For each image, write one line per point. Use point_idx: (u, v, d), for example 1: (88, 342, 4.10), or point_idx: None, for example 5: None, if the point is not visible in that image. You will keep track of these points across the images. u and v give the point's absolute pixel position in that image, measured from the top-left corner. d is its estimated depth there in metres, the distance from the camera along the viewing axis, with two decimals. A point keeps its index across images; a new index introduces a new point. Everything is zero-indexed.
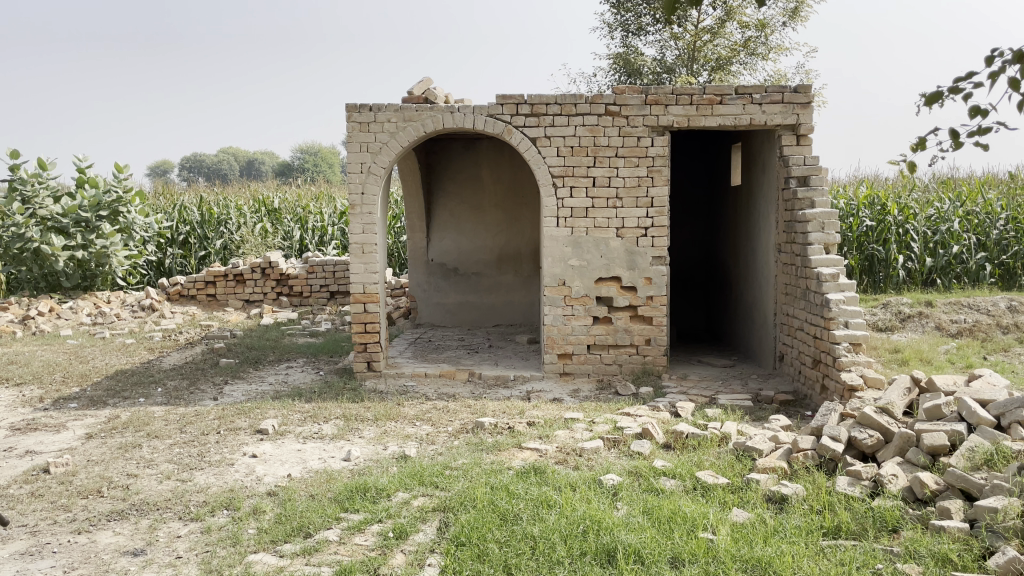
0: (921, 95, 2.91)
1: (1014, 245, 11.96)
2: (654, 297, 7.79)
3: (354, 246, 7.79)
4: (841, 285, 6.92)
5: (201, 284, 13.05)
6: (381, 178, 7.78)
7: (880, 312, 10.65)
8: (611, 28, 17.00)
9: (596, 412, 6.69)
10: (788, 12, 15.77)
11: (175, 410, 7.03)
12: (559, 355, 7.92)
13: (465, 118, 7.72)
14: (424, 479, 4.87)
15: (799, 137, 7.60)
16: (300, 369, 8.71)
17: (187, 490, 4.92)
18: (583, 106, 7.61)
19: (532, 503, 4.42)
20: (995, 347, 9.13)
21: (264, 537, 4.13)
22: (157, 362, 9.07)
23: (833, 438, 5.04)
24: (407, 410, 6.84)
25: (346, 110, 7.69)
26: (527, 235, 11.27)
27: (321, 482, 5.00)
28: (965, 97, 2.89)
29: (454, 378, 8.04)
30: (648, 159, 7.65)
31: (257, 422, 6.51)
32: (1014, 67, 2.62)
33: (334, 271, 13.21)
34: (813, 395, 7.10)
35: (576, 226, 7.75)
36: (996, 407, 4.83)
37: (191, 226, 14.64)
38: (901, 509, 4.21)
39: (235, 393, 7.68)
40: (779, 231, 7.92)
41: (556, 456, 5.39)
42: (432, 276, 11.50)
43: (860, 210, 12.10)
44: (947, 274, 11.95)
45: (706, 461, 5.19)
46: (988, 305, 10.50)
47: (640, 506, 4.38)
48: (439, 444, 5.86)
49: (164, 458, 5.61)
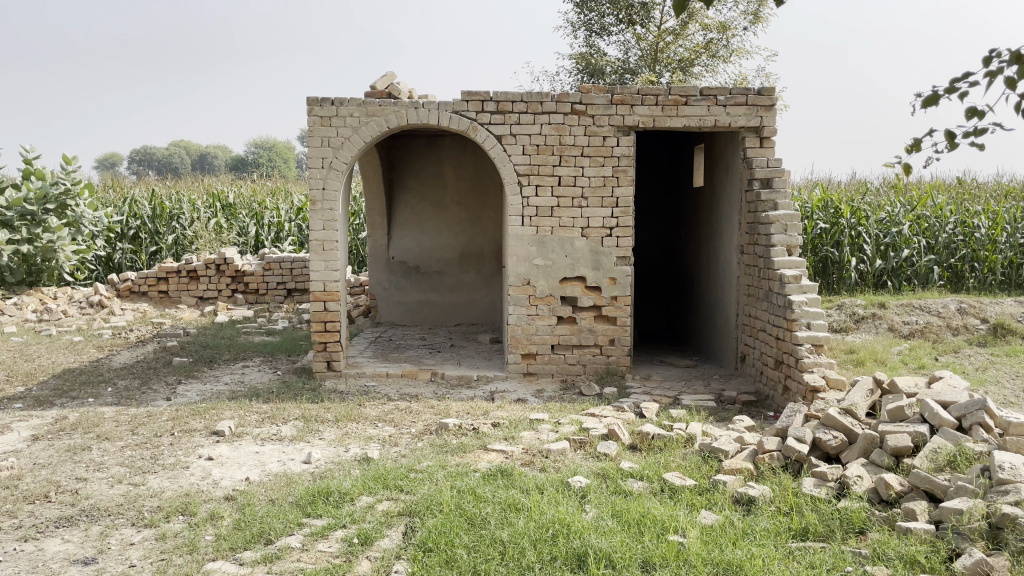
0: (917, 95, 2.84)
1: (962, 248, 12.19)
2: (618, 297, 7.76)
3: (314, 243, 7.63)
4: (804, 287, 6.97)
5: (153, 281, 12.72)
6: (342, 174, 7.62)
7: (835, 313, 10.82)
8: (574, 28, 16.98)
9: (560, 412, 6.65)
10: (748, 16, 15.95)
11: (126, 411, 6.79)
12: (523, 355, 7.86)
13: (430, 114, 7.62)
14: (389, 482, 4.76)
15: (762, 140, 7.63)
16: (257, 369, 8.50)
17: (140, 495, 4.73)
18: (549, 105, 7.55)
19: (500, 508, 4.34)
20: (945, 348, 9.33)
21: (223, 545, 3.98)
22: (107, 361, 8.78)
23: (798, 439, 5.05)
24: (368, 411, 6.70)
25: (307, 104, 7.51)
26: (490, 233, 11.20)
27: (282, 486, 4.86)
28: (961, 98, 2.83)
29: (416, 378, 7.92)
30: (613, 159, 7.63)
31: (212, 423, 6.32)
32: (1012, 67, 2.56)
33: (292, 268, 12.93)
34: (775, 396, 7.15)
35: (541, 225, 7.69)
36: (957, 409, 4.91)
37: (142, 221, 14.24)
38: (867, 510, 4.22)
39: (189, 393, 7.46)
40: (742, 233, 7.97)
41: (522, 458, 5.31)
42: (393, 274, 11.35)
43: (814, 213, 12.34)
44: (898, 277, 12.17)
45: (673, 463, 5.16)
46: (939, 306, 10.69)
47: (609, 509, 4.33)
48: (402, 446, 5.76)
49: (116, 461, 5.40)
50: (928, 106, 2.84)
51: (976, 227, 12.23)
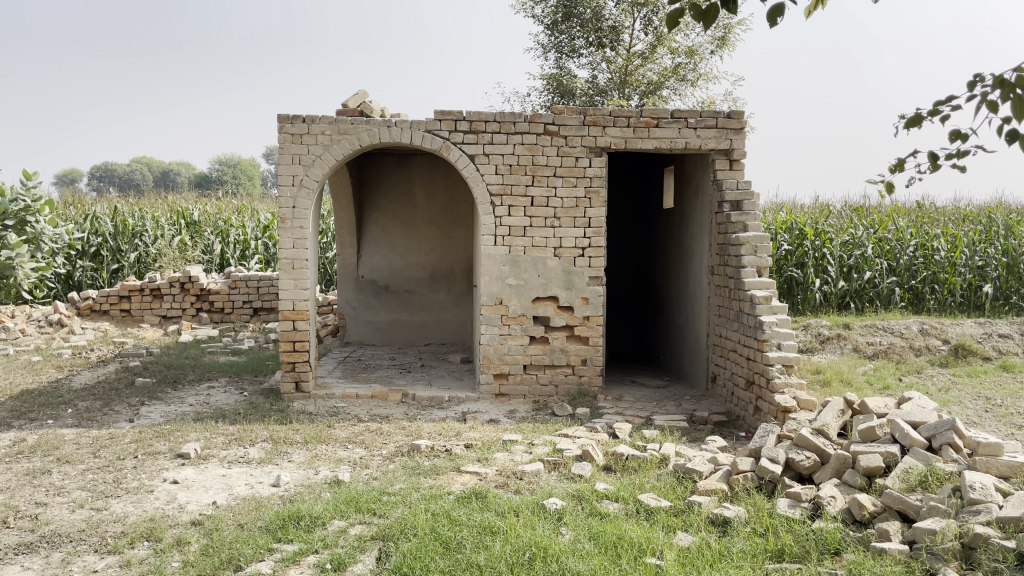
0: (901, 119, 3.01)
1: (923, 270, 12.42)
2: (590, 318, 7.77)
3: (284, 262, 7.53)
4: (774, 307, 7.04)
5: (115, 299, 12.45)
6: (313, 192, 7.55)
7: (801, 333, 10.93)
8: (545, 49, 17.09)
9: (534, 433, 6.60)
10: (716, 41, 16.21)
11: (87, 433, 6.59)
12: (495, 375, 7.81)
13: (403, 133, 7.59)
14: (361, 505, 4.67)
15: (732, 162, 7.72)
16: (222, 390, 8.32)
17: (103, 521, 4.58)
18: (522, 125, 7.57)
19: (475, 531, 4.28)
20: (908, 368, 9.47)
21: (190, 572, 3.87)
22: (67, 381, 8.54)
23: (771, 460, 5.06)
24: (338, 433, 6.59)
25: (278, 121, 7.44)
26: (461, 252, 11.18)
27: (250, 510, 4.74)
28: (945, 121, 2.96)
29: (386, 400, 7.83)
30: (585, 180, 7.66)
31: (178, 446, 6.17)
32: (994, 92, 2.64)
33: (258, 286, 12.75)
34: (745, 416, 7.20)
35: (514, 245, 7.69)
36: (927, 429, 4.96)
37: (104, 238, 13.94)
38: (842, 531, 4.23)
39: (153, 415, 7.27)
40: (712, 254, 8.05)
41: (496, 480, 5.25)
42: (362, 293, 11.24)
43: (779, 234, 12.53)
44: (860, 298, 12.36)
45: (647, 484, 5.14)
46: (901, 327, 10.84)
47: (585, 531, 4.30)
48: (374, 468, 5.67)
49: (77, 485, 5.23)
50: (911, 128, 3.01)
51: (936, 249, 12.45)
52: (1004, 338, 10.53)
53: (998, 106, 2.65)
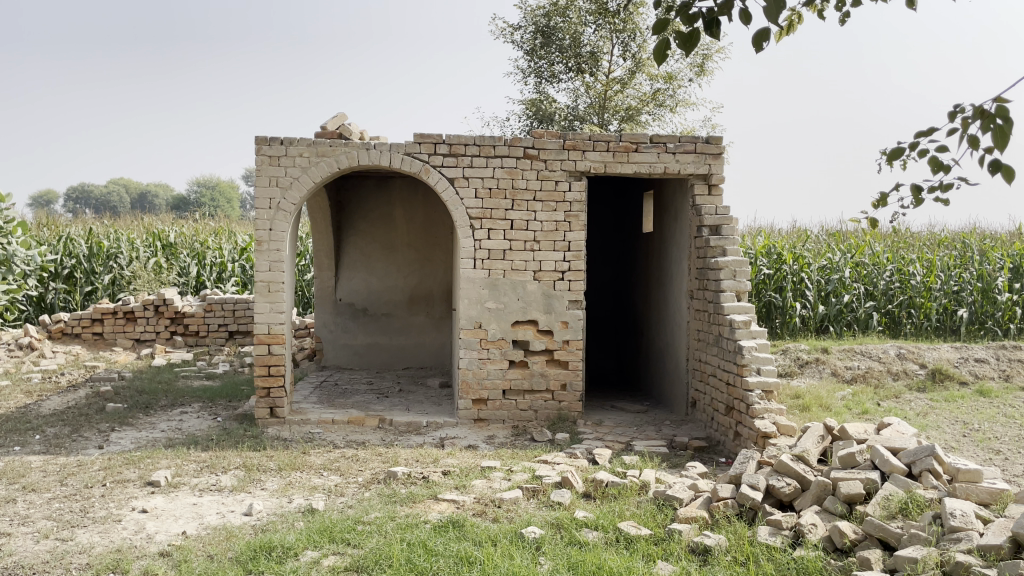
0: (883, 152, 3.03)
1: (899, 295, 12.50)
2: (570, 341, 7.72)
3: (260, 285, 7.43)
4: (753, 332, 7.05)
5: (87, 322, 12.22)
6: (290, 215, 7.47)
7: (780, 357, 10.93)
8: (525, 74, 17.16)
9: (512, 460, 6.52)
10: (695, 68, 16.37)
11: (54, 460, 6.42)
12: (474, 400, 7.72)
13: (382, 155, 7.56)
14: (335, 535, 4.57)
15: (711, 187, 7.75)
16: (195, 415, 8.16)
17: (68, 552, 4.44)
18: (502, 149, 7.55)
19: (452, 561, 4.18)
20: (887, 393, 9.49)
21: None
22: (36, 407, 8.34)
23: (752, 487, 5.02)
24: (313, 459, 6.47)
25: (255, 142, 7.38)
26: (441, 275, 11.13)
27: (221, 540, 4.61)
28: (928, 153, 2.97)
29: (363, 425, 7.70)
30: (565, 204, 7.65)
31: (147, 473, 6.02)
32: (974, 123, 2.65)
33: (234, 309, 12.60)
34: (726, 441, 7.16)
35: (493, 268, 7.64)
36: (907, 455, 4.94)
37: (78, 260, 13.75)
38: (823, 559, 4.18)
39: (122, 441, 7.10)
40: (691, 278, 8.05)
41: (474, 508, 5.16)
42: (340, 316, 11.12)
43: (758, 258, 12.55)
44: (839, 323, 12.40)
45: (627, 511, 5.07)
46: (879, 352, 10.87)
47: (564, 561, 4.21)
48: (349, 496, 5.55)
49: (43, 515, 5.08)
50: (893, 161, 3.03)
51: (912, 274, 12.53)
52: (981, 362, 10.61)
53: (979, 138, 2.65)
